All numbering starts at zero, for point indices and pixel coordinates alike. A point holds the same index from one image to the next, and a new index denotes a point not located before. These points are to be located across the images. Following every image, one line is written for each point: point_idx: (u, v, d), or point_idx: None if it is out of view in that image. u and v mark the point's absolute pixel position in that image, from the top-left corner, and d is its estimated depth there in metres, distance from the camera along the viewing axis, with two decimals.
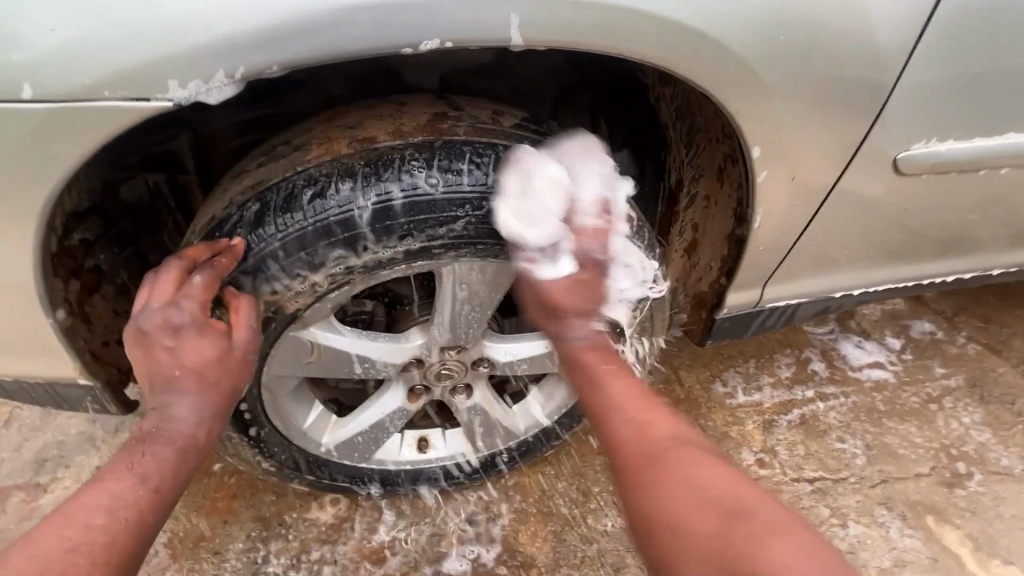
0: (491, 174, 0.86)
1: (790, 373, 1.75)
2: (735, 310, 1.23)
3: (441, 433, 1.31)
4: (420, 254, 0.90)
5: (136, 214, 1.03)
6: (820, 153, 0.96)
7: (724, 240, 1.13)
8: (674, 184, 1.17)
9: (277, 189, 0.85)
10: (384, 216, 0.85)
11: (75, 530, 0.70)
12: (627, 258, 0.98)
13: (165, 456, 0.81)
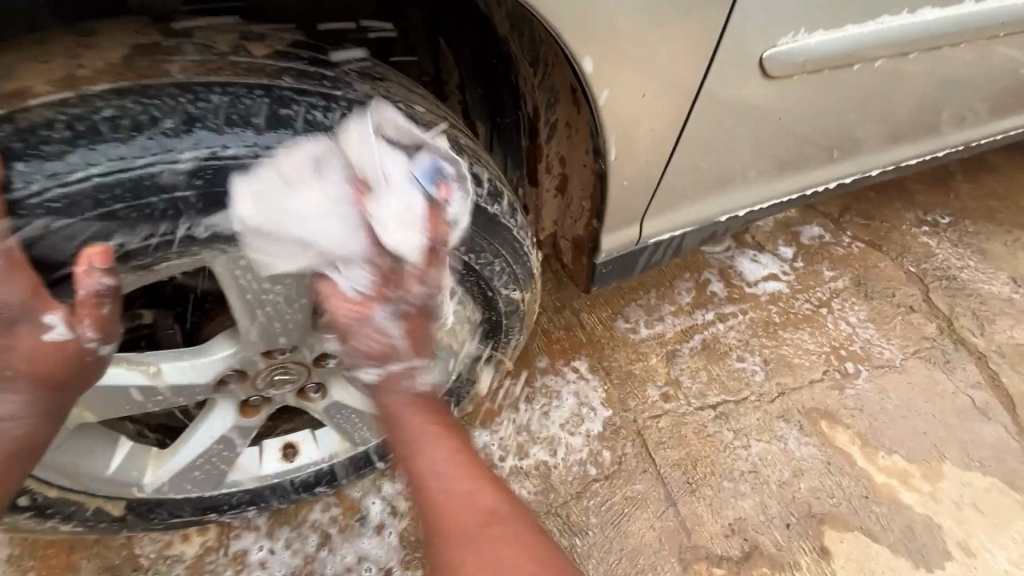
0: (260, 129, 0.57)
1: (690, 298, 1.70)
2: (615, 252, 1.10)
3: (309, 436, 1.12)
4: (174, 254, 0.58)
5: None
6: (677, 61, 0.81)
7: (590, 175, 0.96)
8: (530, 112, 0.98)
9: None
10: (87, 202, 0.51)
11: None
12: (478, 223, 0.77)
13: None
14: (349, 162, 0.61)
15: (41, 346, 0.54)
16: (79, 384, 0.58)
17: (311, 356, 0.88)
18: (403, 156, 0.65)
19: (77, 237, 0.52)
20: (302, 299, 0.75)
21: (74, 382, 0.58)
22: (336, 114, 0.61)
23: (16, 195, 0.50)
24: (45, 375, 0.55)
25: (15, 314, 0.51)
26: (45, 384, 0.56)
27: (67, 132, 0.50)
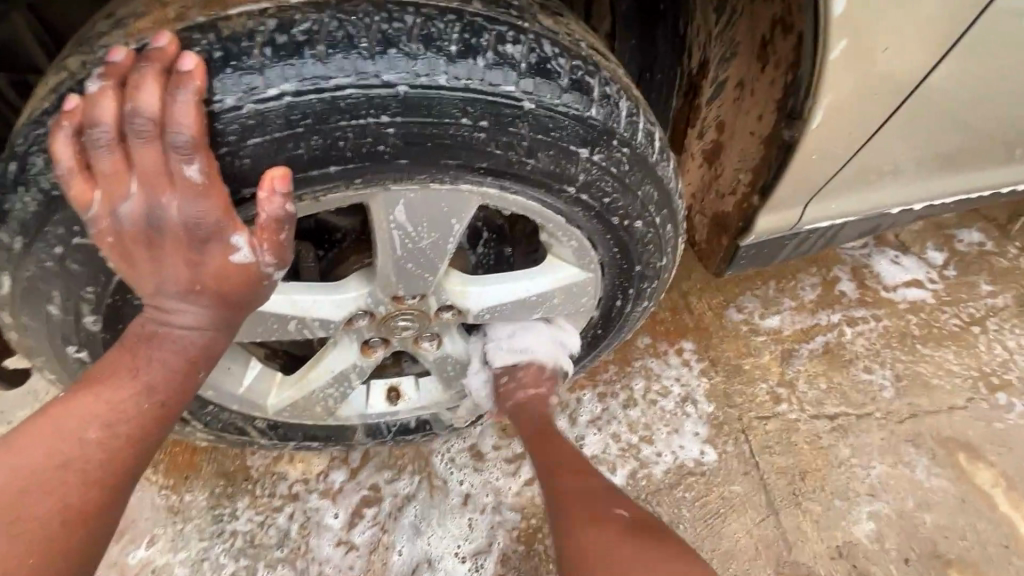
0: (453, 55, 0.50)
1: (815, 296, 1.54)
2: (766, 236, 0.98)
3: (413, 381, 1.14)
4: (346, 184, 0.54)
5: None
6: (933, 12, 0.68)
7: (760, 143, 0.85)
8: (694, 68, 0.88)
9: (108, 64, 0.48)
10: (277, 122, 0.48)
11: (64, 444, 0.54)
12: (649, 185, 0.68)
13: (174, 373, 0.59)
14: (538, 101, 0.54)
15: (231, 268, 0.53)
16: (251, 308, 0.58)
17: (436, 306, 0.88)
18: (588, 102, 0.57)
19: (261, 160, 0.50)
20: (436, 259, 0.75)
21: (246, 306, 0.57)
22: (526, 46, 0.53)
23: (213, 108, 0.47)
24: (224, 294, 0.55)
25: (209, 235, 0.50)
26: (223, 303, 0.55)
27: (266, 46, 0.47)
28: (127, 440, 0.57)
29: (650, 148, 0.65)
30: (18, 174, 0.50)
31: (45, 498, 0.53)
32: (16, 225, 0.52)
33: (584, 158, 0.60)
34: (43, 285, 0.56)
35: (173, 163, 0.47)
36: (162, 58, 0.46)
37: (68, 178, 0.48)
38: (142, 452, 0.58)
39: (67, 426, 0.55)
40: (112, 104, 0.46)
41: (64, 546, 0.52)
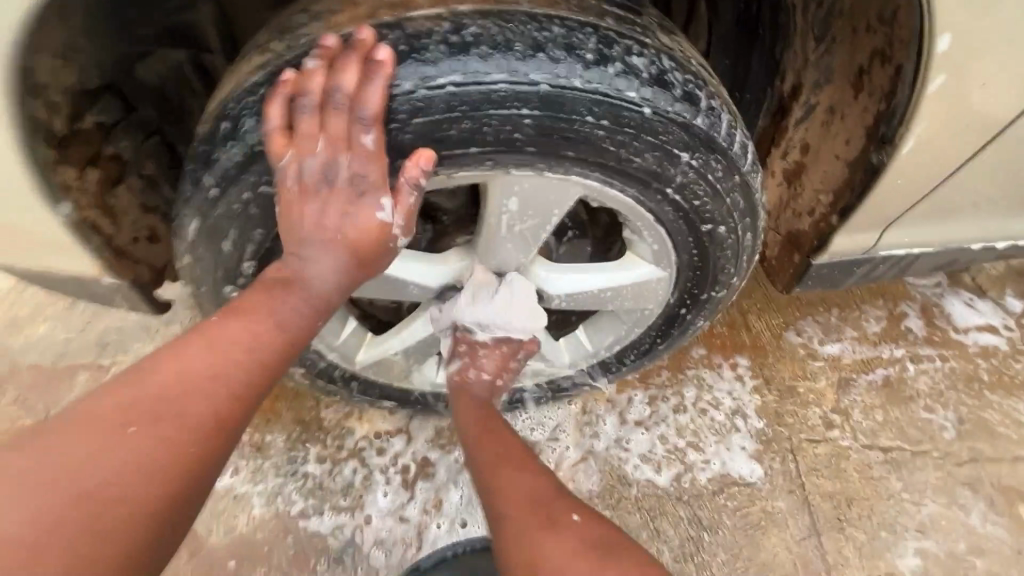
0: (589, 63, 0.58)
1: (879, 328, 1.53)
2: (839, 257, 1.01)
3: None
4: (477, 164, 0.63)
5: (160, 99, 0.93)
6: None
7: (845, 167, 0.89)
8: (786, 92, 0.93)
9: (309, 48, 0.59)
10: (434, 105, 0.57)
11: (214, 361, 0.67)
12: (737, 193, 0.74)
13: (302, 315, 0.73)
14: (654, 108, 0.61)
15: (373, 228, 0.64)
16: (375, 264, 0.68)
17: (518, 286, 0.96)
18: (696, 112, 0.64)
19: (416, 137, 0.60)
20: (530, 242, 0.83)
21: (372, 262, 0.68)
22: (649, 60, 0.61)
23: (390, 91, 0.57)
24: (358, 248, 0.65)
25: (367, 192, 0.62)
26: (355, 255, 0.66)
27: (442, 44, 0.56)
28: (260, 365, 0.69)
29: (743, 160, 0.72)
30: (225, 133, 0.62)
31: (198, 403, 0.64)
32: (216, 174, 0.64)
33: (685, 162, 0.67)
34: (223, 225, 0.68)
35: (357, 132, 0.58)
36: (357, 47, 0.57)
37: (270, 138, 0.60)
38: (269, 378, 0.71)
39: (218, 344, 0.68)
40: (317, 83, 0.58)
41: (208, 446, 0.63)
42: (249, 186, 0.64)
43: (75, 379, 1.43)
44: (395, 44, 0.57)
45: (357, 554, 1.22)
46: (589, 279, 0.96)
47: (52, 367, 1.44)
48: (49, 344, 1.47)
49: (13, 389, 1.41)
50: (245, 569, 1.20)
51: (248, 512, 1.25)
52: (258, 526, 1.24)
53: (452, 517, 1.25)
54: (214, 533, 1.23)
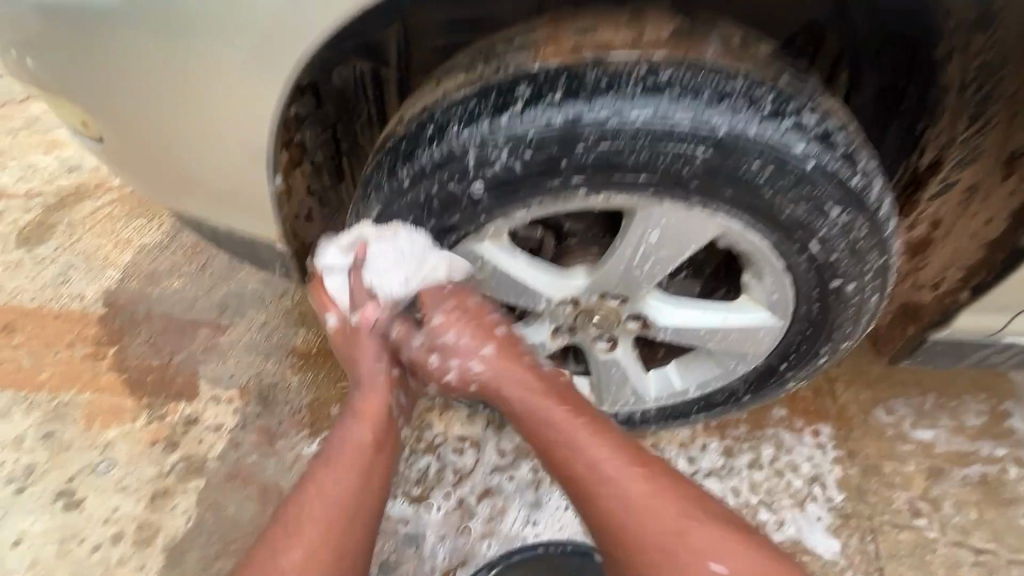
0: (764, 117, 0.66)
1: (979, 423, 1.45)
2: (959, 335, 1.01)
3: (566, 378, 1.28)
4: (639, 190, 0.70)
5: (340, 100, 1.07)
6: None
7: (981, 246, 0.91)
8: (923, 167, 0.94)
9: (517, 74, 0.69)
10: (621, 135, 0.65)
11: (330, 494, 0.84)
12: (872, 254, 0.77)
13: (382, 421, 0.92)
14: (815, 163, 0.67)
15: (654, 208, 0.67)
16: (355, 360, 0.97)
17: (628, 312, 1.02)
18: (853, 173, 0.69)
19: (596, 160, 0.67)
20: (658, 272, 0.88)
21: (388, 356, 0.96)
22: (816, 120, 0.67)
23: (584, 118, 0.64)
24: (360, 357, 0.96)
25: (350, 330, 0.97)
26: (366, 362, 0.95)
27: (638, 84, 0.65)
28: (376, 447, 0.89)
29: (885, 225, 0.75)
30: (429, 134, 0.72)
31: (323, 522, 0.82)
32: (412, 167, 0.74)
33: (832, 217, 0.71)
34: (401, 211, 0.78)
35: (546, 148, 0.66)
36: (561, 78, 0.66)
37: (468, 144, 0.69)
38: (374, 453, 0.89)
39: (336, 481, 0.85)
40: (521, 101, 0.66)
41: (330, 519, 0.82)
42: (435, 183, 0.73)
43: (197, 332, 1.59)
44: (597, 78, 0.65)
45: (421, 544, 1.24)
46: (702, 317, 1.00)
47: (180, 318, 1.61)
48: (179, 298, 1.65)
49: (145, 331, 1.58)
50: None
51: None
52: None
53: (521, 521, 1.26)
54: None
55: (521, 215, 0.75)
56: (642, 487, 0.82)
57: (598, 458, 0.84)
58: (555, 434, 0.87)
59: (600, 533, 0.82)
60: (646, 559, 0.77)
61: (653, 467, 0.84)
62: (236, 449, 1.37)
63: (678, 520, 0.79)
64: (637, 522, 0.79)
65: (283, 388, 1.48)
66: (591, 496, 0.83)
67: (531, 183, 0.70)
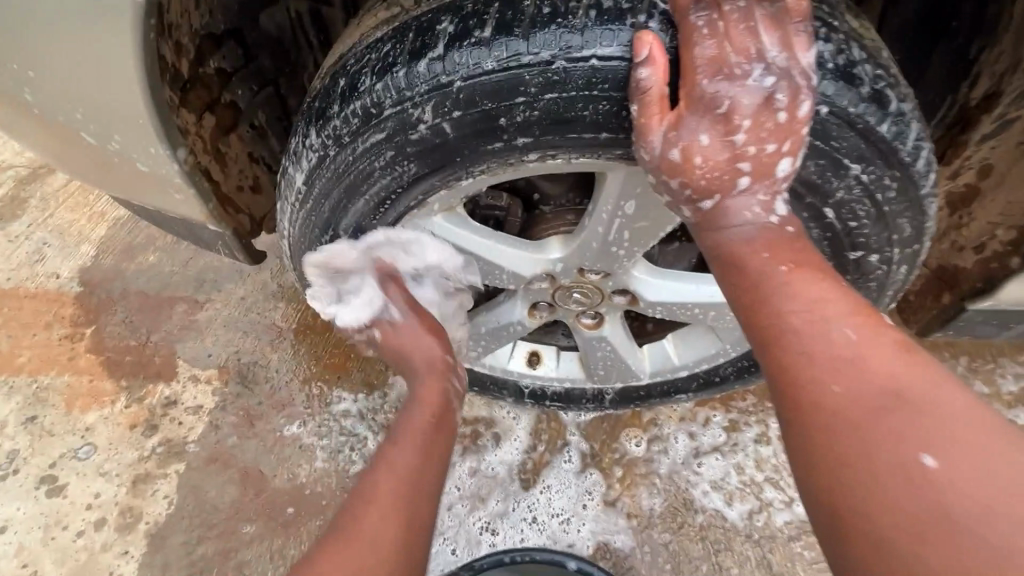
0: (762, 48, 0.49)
1: (1017, 387, 1.31)
2: (1008, 306, 0.86)
3: (554, 353, 1.18)
4: (601, 151, 0.55)
5: (276, 51, 0.93)
6: None
7: None
8: (974, 101, 0.75)
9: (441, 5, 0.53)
10: (568, 83, 0.50)
11: None
12: (903, 218, 0.62)
13: None
14: (835, 107, 0.51)
15: (796, 155, 0.51)
16: None
17: (611, 287, 0.89)
18: (884, 117, 0.52)
19: (541, 116, 0.52)
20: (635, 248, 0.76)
21: None
22: (835, 46, 0.51)
23: (522, 59, 0.49)
24: None
25: None
26: None
27: (590, 10, 0.49)
28: None
29: (923, 180, 0.59)
30: (341, 91, 0.58)
31: None
32: (327, 133, 0.60)
33: (853, 175, 0.56)
34: (326, 186, 0.65)
35: (479, 104, 0.52)
36: (493, 7, 0.50)
37: (384, 100, 0.55)
38: None
39: None
40: (442, 43, 0.51)
41: None
42: (358, 154, 0.60)
43: (174, 309, 1.52)
44: (539, 8, 0.49)
45: None
46: (692, 287, 0.89)
47: (156, 295, 1.54)
48: (156, 273, 1.58)
49: (121, 310, 1.52)
50: (301, 519, 1.24)
51: (310, 464, 1.29)
52: (318, 479, 1.27)
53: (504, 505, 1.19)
54: (277, 477, 1.28)
55: (467, 183, 0.62)
56: (942, 404, 0.44)
57: (865, 357, 0.48)
58: (790, 315, 0.51)
59: (808, 444, 0.48)
60: (959, 533, 0.39)
61: (929, 360, 0.47)
62: (215, 431, 1.33)
63: (990, 481, 0.40)
64: (877, 480, 0.43)
65: (263, 367, 1.42)
66: (807, 409, 0.49)
67: (466, 146, 0.56)
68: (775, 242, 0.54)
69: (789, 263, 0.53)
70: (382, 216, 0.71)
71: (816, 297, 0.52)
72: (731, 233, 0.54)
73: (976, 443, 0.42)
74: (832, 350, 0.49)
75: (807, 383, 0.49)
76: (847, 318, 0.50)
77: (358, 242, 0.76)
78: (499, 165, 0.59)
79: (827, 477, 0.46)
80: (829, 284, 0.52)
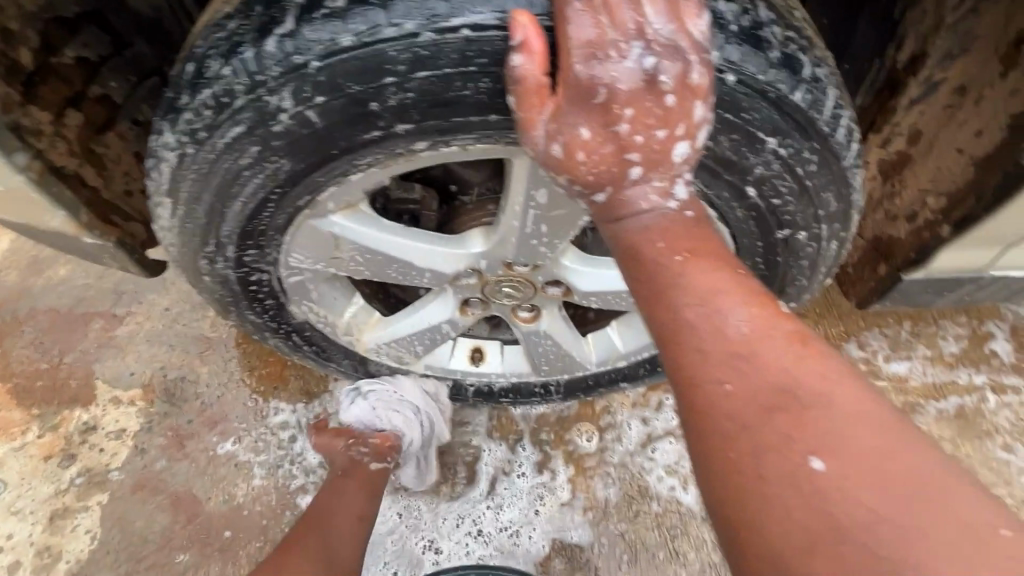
0: None
1: (958, 349, 1.33)
2: (940, 275, 0.83)
3: (498, 348, 1.12)
4: (494, 134, 0.49)
5: (155, 35, 0.79)
6: None
7: (970, 164, 0.72)
8: (901, 64, 0.72)
9: None
10: (440, 58, 0.43)
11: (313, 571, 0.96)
12: (827, 192, 0.58)
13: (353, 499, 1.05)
14: (743, 74, 0.46)
15: (696, 144, 0.44)
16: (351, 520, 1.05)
17: (542, 279, 0.84)
18: (797, 84, 0.48)
19: (416, 97, 0.46)
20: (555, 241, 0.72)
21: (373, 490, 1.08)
22: (739, 6, 0.45)
23: (383, 33, 0.42)
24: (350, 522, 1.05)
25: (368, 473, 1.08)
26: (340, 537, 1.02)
27: None
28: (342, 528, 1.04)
29: (845, 152, 0.55)
30: (191, 77, 0.50)
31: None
32: (181, 128, 0.52)
33: (769, 149, 0.51)
34: (194, 189, 0.57)
35: (343, 87, 0.45)
36: None
37: (236, 87, 0.47)
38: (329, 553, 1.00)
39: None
40: (292, 17, 0.44)
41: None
42: (219, 150, 0.52)
43: (89, 326, 1.39)
44: None
45: None
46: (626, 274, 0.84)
47: (68, 311, 1.41)
48: (67, 288, 1.43)
49: (29, 331, 1.39)
50: (241, 542, 1.17)
51: (247, 482, 1.21)
52: (257, 498, 1.20)
53: (454, 510, 1.15)
54: (213, 500, 1.20)
55: (357, 177, 0.55)
56: (842, 402, 0.39)
57: (762, 353, 0.41)
58: (685, 311, 0.43)
59: (706, 456, 0.41)
60: (859, 555, 0.34)
61: (830, 353, 0.42)
62: (141, 456, 1.24)
63: (891, 491, 0.35)
64: (777, 498, 0.37)
65: (191, 382, 1.31)
66: (703, 418, 0.42)
67: (340, 136, 0.49)
68: (670, 225, 0.46)
69: (681, 246, 0.45)
70: (271, 219, 0.63)
71: (710, 283, 0.44)
72: (627, 223, 0.46)
73: (882, 447, 0.37)
74: (727, 346, 0.42)
75: (700, 386, 0.42)
76: (743, 308, 0.43)
77: (252, 248, 0.68)
78: (384, 157, 0.52)
79: (724, 495, 0.40)
80: (725, 268, 0.45)
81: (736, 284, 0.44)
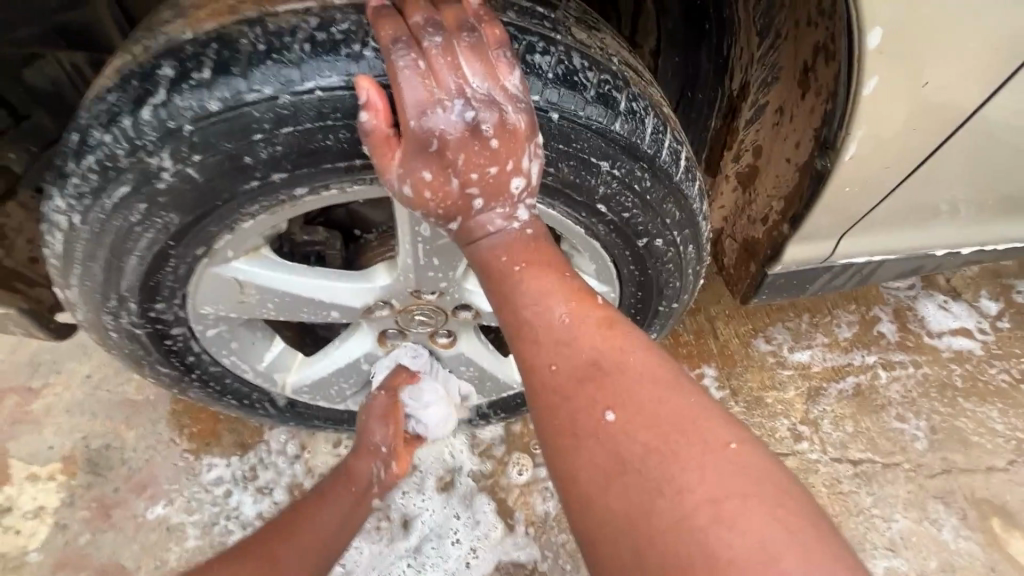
0: None
1: (851, 334, 1.47)
2: (795, 266, 0.95)
3: None
4: (362, 178, 0.56)
5: (58, 104, 0.85)
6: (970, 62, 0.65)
7: (794, 171, 0.83)
8: (736, 90, 0.85)
9: (162, 50, 0.52)
10: (300, 115, 0.50)
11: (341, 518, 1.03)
12: (668, 203, 0.68)
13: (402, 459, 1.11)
14: (562, 110, 0.57)
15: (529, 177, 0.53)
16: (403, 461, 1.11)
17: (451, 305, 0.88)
18: (615, 116, 0.59)
19: (284, 149, 0.52)
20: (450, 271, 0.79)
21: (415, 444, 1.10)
22: (555, 57, 0.57)
23: (246, 98, 0.50)
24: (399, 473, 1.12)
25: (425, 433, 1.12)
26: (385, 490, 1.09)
27: (304, 42, 0.50)
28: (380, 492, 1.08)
29: (674, 168, 0.66)
30: (76, 145, 0.55)
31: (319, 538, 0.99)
32: (70, 192, 0.57)
33: (603, 170, 0.61)
34: (87, 248, 0.61)
35: (218, 145, 0.51)
36: (211, 49, 0.50)
37: (117, 152, 0.52)
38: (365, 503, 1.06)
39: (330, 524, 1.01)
40: (166, 90, 0.50)
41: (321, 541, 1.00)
42: (106, 209, 0.56)
43: (3, 402, 1.33)
44: (259, 47, 0.50)
45: None
46: None
47: None
48: None
49: None
50: None
51: (180, 544, 1.18)
52: (191, 559, 1.17)
53: (394, 537, 1.16)
54: (144, 569, 1.17)
55: (249, 225, 0.60)
56: (634, 368, 0.50)
57: (578, 337, 0.52)
58: (522, 309, 0.53)
59: (541, 419, 0.52)
60: (633, 479, 0.45)
61: (629, 330, 0.52)
62: (62, 531, 1.19)
63: (658, 430, 0.47)
64: (584, 447, 0.48)
65: (117, 449, 1.27)
66: (538, 393, 0.52)
67: (218, 189, 0.55)
68: (509, 237, 0.54)
69: (517, 255, 0.54)
70: (172, 270, 0.67)
71: (540, 282, 0.53)
72: (474, 241, 0.54)
73: (656, 400, 0.48)
74: (553, 333, 0.52)
75: (535, 366, 0.52)
76: (564, 302, 0.53)
77: (157, 300, 0.71)
78: (271, 204, 0.58)
79: (551, 452, 0.50)
80: (552, 268, 0.54)
81: (561, 281, 0.54)
